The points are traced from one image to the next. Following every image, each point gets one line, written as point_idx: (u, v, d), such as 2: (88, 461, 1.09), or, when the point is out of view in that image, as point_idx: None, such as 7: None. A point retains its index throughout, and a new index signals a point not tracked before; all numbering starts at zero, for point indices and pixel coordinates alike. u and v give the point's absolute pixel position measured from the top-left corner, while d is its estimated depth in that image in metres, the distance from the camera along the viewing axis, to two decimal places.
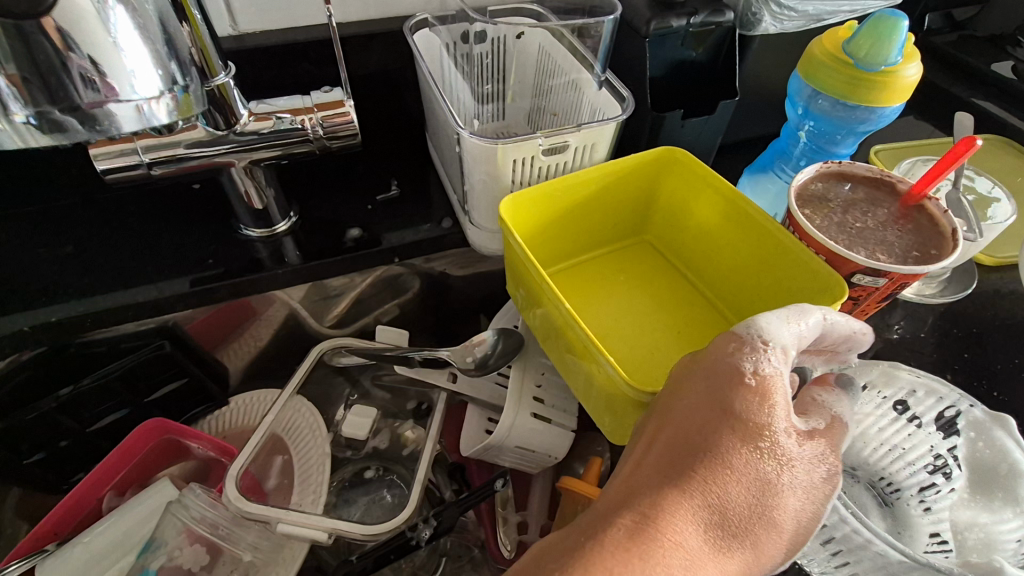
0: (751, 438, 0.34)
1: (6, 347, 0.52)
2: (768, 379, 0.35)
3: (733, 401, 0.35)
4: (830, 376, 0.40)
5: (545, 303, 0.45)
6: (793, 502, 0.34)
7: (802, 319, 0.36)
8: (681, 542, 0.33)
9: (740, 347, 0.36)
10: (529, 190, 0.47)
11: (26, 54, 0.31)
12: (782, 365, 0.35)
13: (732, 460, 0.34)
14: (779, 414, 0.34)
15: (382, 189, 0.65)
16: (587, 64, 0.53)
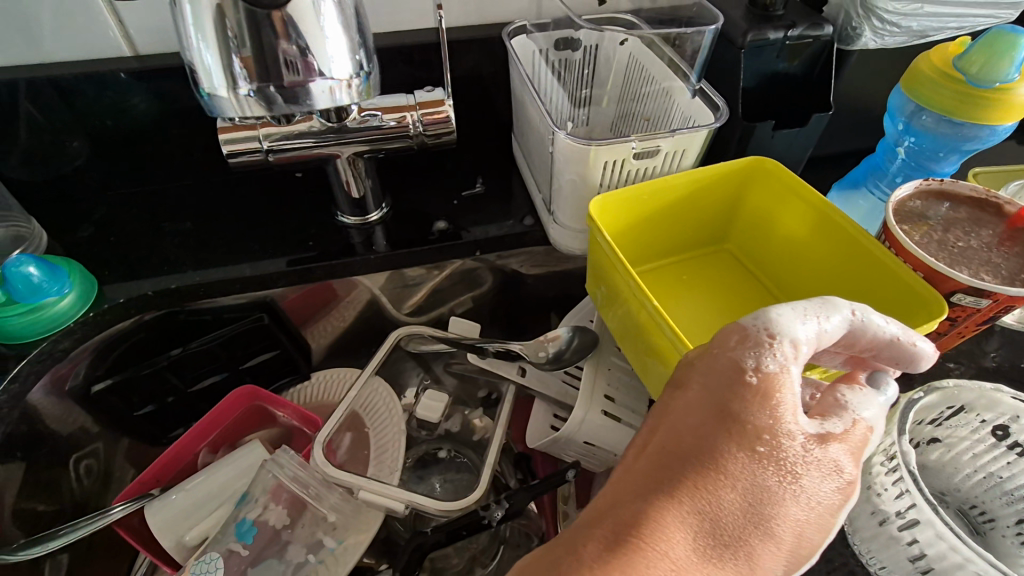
0: (749, 440, 0.33)
1: (132, 308, 0.58)
2: (774, 375, 0.34)
3: (731, 401, 0.34)
4: (861, 376, 0.38)
5: (629, 301, 0.46)
6: (795, 513, 0.33)
7: (825, 317, 0.35)
8: (667, 551, 0.31)
9: (743, 343, 0.35)
10: (619, 191, 0.49)
11: (256, 38, 0.36)
12: (789, 362, 0.34)
13: (727, 464, 0.33)
14: (781, 416, 0.33)
15: (467, 186, 0.68)
16: (681, 74, 0.54)
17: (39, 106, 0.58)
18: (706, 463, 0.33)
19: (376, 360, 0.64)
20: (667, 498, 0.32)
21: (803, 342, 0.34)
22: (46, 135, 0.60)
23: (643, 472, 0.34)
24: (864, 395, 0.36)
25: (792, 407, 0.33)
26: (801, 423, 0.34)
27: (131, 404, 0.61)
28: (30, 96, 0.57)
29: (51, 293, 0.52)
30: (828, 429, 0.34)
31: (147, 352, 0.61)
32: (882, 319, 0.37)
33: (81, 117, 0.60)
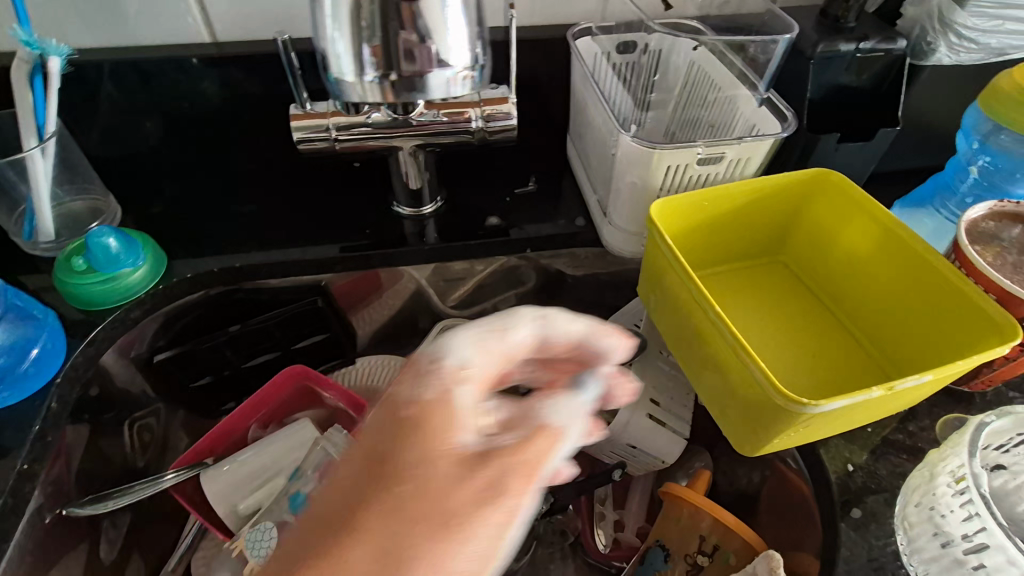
0: (388, 480, 0.32)
1: (198, 284, 0.60)
2: (430, 401, 0.33)
3: (392, 452, 0.33)
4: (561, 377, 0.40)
5: (687, 306, 0.46)
6: (469, 553, 0.31)
7: (503, 330, 0.37)
8: None
9: (417, 377, 0.35)
10: (679, 197, 0.49)
11: (387, 29, 0.38)
12: (446, 386, 0.34)
13: (365, 520, 0.31)
14: (436, 439, 0.32)
15: (521, 184, 0.69)
16: (749, 82, 0.54)
17: (119, 88, 0.61)
18: (392, 496, 0.31)
19: (425, 349, 0.66)
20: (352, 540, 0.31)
21: (470, 363, 0.35)
22: (123, 114, 0.63)
23: (313, 523, 0.32)
24: (566, 398, 0.35)
25: (441, 430, 0.33)
26: (494, 446, 0.33)
27: (190, 375, 0.64)
28: (112, 78, 0.60)
29: (126, 265, 0.55)
30: (497, 443, 0.34)
31: (208, 326, 0.64)
32: (570, 318, 0.40)
33: (157, 100, 0.63)
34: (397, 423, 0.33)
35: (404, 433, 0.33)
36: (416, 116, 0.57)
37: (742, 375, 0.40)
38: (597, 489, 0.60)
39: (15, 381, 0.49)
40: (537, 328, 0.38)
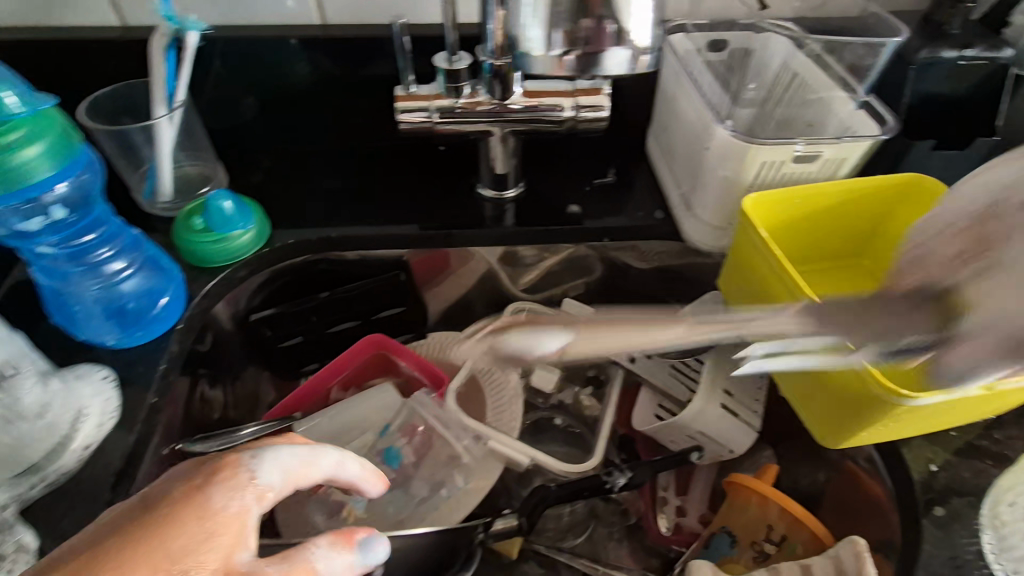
0: (152, 556, 0.32)
1: (298, 250, 0.65)
2: (232, 515, 0.35)
3: (175, 528, 0.33)
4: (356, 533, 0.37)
5: (782, 299, 0.47)
6: None
7: (313, 465, 0.39)
8: None
9: (228, 480, 0.36)
10: (771, 192, 0.51)
11: (579, 7, 0.41)
12: (247, 506, 0.35)
13: None
14: (207, 554, 0.33)
15: (600, 174, 0.70)
16: (848, 85, 0.54)
17: (228, 64, 0.65)
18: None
19: (474, 328, 0.70)
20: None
21: (268, 488, 0.36)
22: (231, 91, 0.68)
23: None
24: (343, 555, 0.36)
25: (228, 539, 0.34)
26: (258, 564, 0.34)
27: (280, 335, 0.68)
28: (223, 55, 0.65)
29: (239, 226, 0.60)
30: (263, 570, 0.34)
31: (299, 291, 0.69)
32: (356, 466, 0.42)
33: (260, 76, 0.67)
34: (153, 522, 0.34)
35: (173, 543, 0.33)
36: (512, 103, 0.59)
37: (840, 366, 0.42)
38: (660, 476, 0.62)
39: (145, 322, 0.51)
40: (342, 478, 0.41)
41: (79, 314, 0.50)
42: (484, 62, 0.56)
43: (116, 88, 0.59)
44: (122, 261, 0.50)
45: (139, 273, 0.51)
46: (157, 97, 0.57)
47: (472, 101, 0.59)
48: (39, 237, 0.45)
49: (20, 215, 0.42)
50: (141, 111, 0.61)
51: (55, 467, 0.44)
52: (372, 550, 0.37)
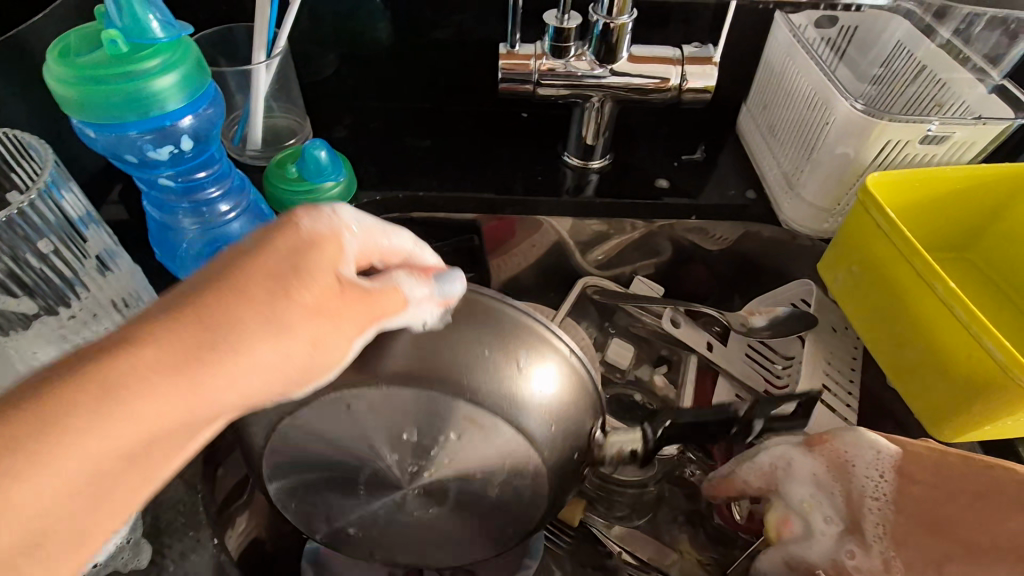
0: (255, 270, 0.30)
1: (382, 208, 0.64)
2: (322, 232, 0.32)
3: (266, 243, 0.31)
4: (435, 269, 0.36)
5: (906, 286, 0.45)
6: (251, 379, 0.29)
7: (389, 229, 0.35)
8: (118, 371, 0.25)
9: (306, 213, 0.32)
10: (895, 173, 0.49)
11: None
12: (336, 224, 0.32)
13: (230, 292, 0.29)
14: (311, 258, 0.31)
15: (689, 150, 0.68)
16: (975, 67, 0.50)
17: (312, 15, 0.63)
18: (240, 292, 0.29)
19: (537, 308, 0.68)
20: (174, 322, 0.27)
21: (347, 225, 0.33)
22: (312, 44, 0.66)
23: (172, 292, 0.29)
24: (419, 284, 0.34)
25: (326, 254, 0.31)
26: (358, 282, 0.32)
27: None
28: (310, 7, 0.63)
29: (331, 177, 0.58)
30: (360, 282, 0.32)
31: None
32: (411, 238, 0.37)
33: (341, 30, 0.64)
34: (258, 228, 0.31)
35: (268, 255, 0.30)
36: (614, 69, 0.57)
37: (970, 352, 0.41)
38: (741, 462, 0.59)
39: None
40: (412, 249, 0.36)
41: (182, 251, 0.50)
42: (595, 22, 0.54)
43: (221, 29, 0.58)
44: (229, 204, 0.50)
45: (243, 216, 0.51)
46: (259, 42, 0.54)
47: (578, 64, 0.57)
48: (160, 167, 0.45)
49: (151, 143, 0.42)
50: (240, 55, 0.60)
51: None
52: (451, 282, 0.35)
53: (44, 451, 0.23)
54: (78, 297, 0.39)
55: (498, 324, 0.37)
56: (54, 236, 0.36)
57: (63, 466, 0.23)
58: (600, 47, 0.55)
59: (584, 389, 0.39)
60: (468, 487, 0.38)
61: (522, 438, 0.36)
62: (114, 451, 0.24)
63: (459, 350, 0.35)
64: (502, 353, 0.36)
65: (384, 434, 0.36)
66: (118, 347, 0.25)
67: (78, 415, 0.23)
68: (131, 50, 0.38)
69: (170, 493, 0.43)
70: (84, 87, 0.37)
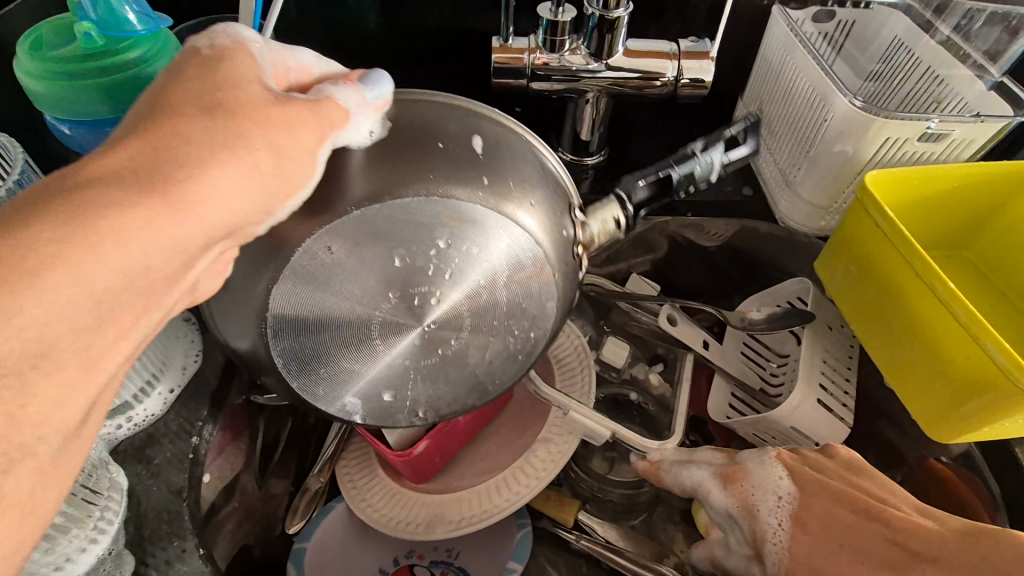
0: (194, 90, 0.27)
1: None
2: (230, 47, 0.29)
3: (184, 67, 0.28)
4: (357, 76, 0.32)
5: (905, 286, 0.45)
6: (228, 188, 0.26)
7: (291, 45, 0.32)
8: (92, 194, 0.23)
9: (203, 36, 0.30)
10: (893, 171, 0.48)
11: None
12: (244, 40, 0.30)
13: (176, 112, 0.26)
14: (233, 67, 0.28)
15: (684, 146, 0.66)
16: (973, 63, 0.50)
17: (299, 7, 0.61)
18: (181, 116, 0.26)
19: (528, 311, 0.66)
20: (128, 145, 0.25)
21: (242, 35, 0.30)
22: (301, 36, 0.63)
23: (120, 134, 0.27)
24: (350, 88, 0.31)
25: (246, 68, 0.29)
26: (289, 96, 0.29)
27: None
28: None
29: None
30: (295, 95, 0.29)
31: None
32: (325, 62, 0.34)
33: (330, 22, 0.62)
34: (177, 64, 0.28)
35: (190, 77, 0.28)
36: (610, 63, 0.55)
37: (972, 354, 0.40)
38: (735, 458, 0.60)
39: None
40: (321, 65, 0.33)
41: None
42: (590, 15, 0.53)
43: (202, 20, 0.56)
44: None
45: None
46: None
47: (572, 58, 0.55)
48: None
49: None
50: None
51: (143, 409, 0.43)
52: (380, 82, 0.32)
53: (25, 278, 0.21)
54: None
55: (454, 124, 0.34)
56: None
57: (51, 287, 0.22)
58: (594, 41, 0.54)
59: (545, 171, 0.36)
60: (484, 310, 0.34)
61: (529, 239, 0.34)
62: (107, 275, 0.23)
63: (423, 149, 0.33)
64: (457, 141, 0.34)
65: (374, 273, 0.32)
66: (83, 180, 0.24)
67: (66, 253, 0.22)
68: (105, 43, 0.36)
69: (154, 500, 0.41)
70: (56, 82, 0.35)
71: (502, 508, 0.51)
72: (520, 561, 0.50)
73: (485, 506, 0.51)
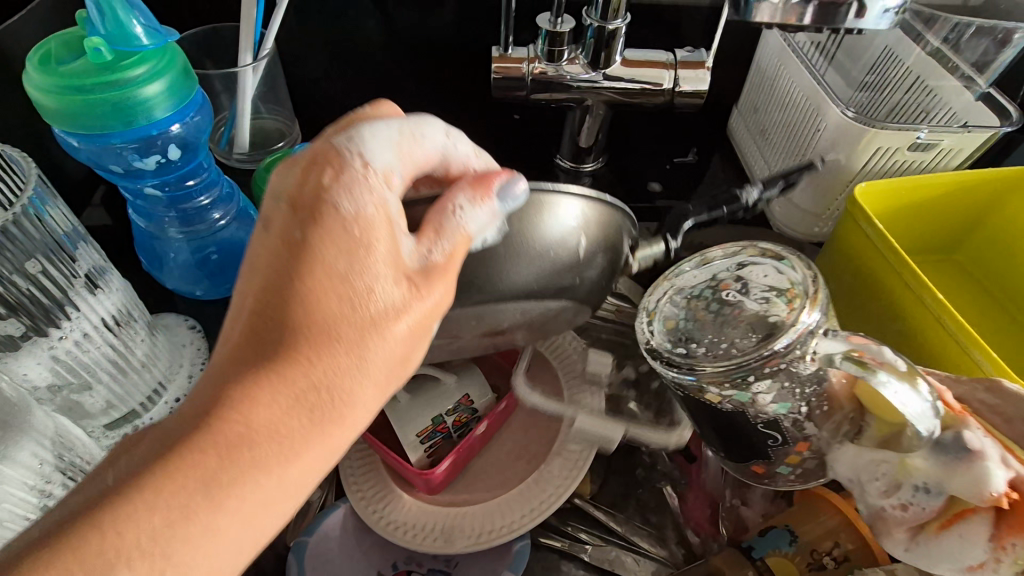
0: (333, 298, 0.27)
1: None
2: (370, 217, 0.28)
3: (312, 250, 0.27)
4: (497, 177, 0.30)
5: (895, 295, 0.46)
6: (365, 402, 0.28)
7: (418, 138, 0.30)
8: (259, 448, 0.25)
9: (332, 174, 0.28)
10: (881, 182, 0.49)
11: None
12: (381, 196, 0.28)
13: (326, 334, 0.27)
14: (370, 253, 0.28)
15: (681, 153, 0.67)
16: (963, 74, 0.51)
17: (299, 17, 0.61)
18: (329, 346, 0.27)
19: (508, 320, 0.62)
20: (284, 377, 0.26)
21: (377, 161, 0.29)
22: (304, 46, 0.64)
23: (247, 329, 0.27)
24: (481, 202, 0.29)
25: (381, 247, 0.28)
26: (426, 257, 0.29)
27: None
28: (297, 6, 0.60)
29: None
30: (429, 257, 0.29)
31: None
32: (468, 150, 0.33)
33: (333, 33, 0.62)
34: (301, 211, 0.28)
35: (325, 265, 0.27)
36: (609, 73, 0.56)
37: (958, 360, 0.42)
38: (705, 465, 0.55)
39: (232, 276, 0.50)
40: (448, 149, 0.32)
41: (170, 261, 0.49)
42: (588, 26, 0.53)
43: (204, 29, 0.56)
44: (216, 211, 0.50)
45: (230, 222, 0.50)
46: (245, 44, 0.53)
47: (571, 68, 0.56)
48: (145, 178, 0.44)
49: (136, 152, 0.41)
50: (225, 58, 0.59)
51: (149, 417, 0.43)
52: (513, 192, 0.30)
53: (210, 530, 0.24)
54: (68, 318, 0.38)
55: (553, 219, 0.32)
56: (40, 255, 0.35)
57: (229, 525, 0.24)
58: (594, 53, 0.55)
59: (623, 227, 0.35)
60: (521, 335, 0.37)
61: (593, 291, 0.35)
62: (277, 512, 0.26)
63: (531, 255, 0.31)
64: (555, 212, 0.32)
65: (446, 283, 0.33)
66: (252, 433, 0.25)
67: (233, 505, 0.24)
68: (115, 58, 0.37)
69: None
70: (67, 96, 0.35)
71: (521, 525, 0.50)
72: (515, 570, 0.49)
73: (498, 524, 0.51)
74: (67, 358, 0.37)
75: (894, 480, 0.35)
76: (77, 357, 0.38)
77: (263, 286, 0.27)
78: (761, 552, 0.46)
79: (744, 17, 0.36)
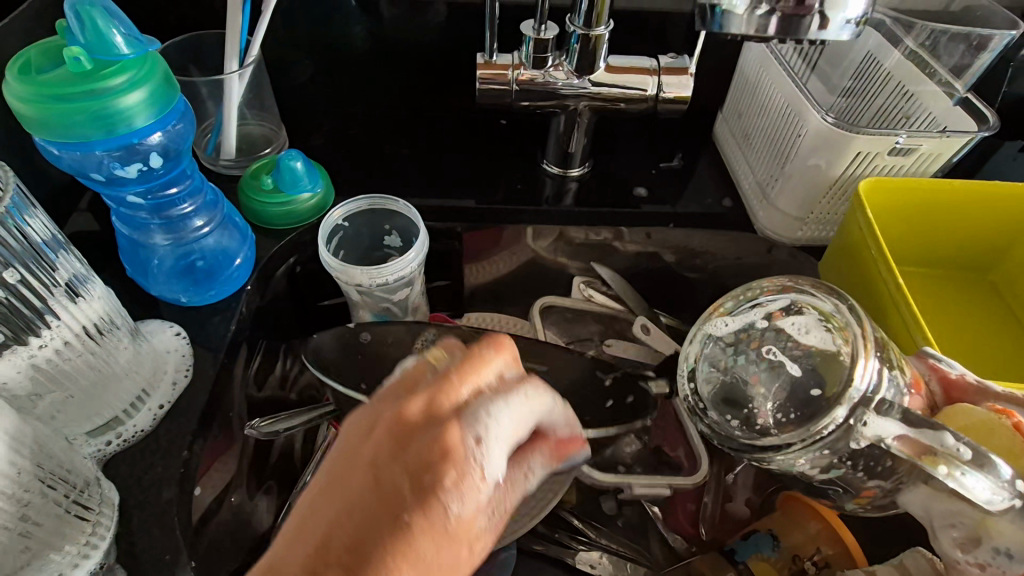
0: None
1: None
2: (476, 524, 0.26)
3: (409, 524, 0.25)
4: (570, 444, 0.32)
5: (880, 301, 0.48)
6: None
7: (532, 411, 0.29)
8: None
9: (456, 463, 0.26)
10: (869, 191, 0.50)
11: None
12: (482, 503, 0.26)
13: None
14: (458, 538, 0.25)
15: (667, 158, 0.67)
16: (942, 80, 0.51)
17: (285, 24, 0.61)
18: None
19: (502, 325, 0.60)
20: None
21: (495, 463, 0.27)
22: (291, 52, 0.64)
23: None
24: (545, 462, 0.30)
25: (461, 544, 0.25)
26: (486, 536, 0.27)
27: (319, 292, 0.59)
28: (284, 10, 0.60)
29: (306, 189, 0.55)
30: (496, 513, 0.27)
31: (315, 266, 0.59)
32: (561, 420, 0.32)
33: (318, 39, 0.63)
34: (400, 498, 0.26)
35: (413, 561, 0.24)
36: (593, 79, 0.57)
37: None
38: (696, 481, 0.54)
39: (216, 283, 0.50)
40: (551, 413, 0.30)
41: (154, 267, 0.50)
42: (572, 33, 0.54)
43: (191, 37, 0.57)
44: (201, 219, 0.50)
45: (215, 230, 0.50)
46: (231, 51, 0.53)
47: (556, 75, 0.56)
48: (128, 186, 0.44)
49: (118, 161, 0.41)
50: (211, 64, 0.59)
51: (132, 425, 0.44)
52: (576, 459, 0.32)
53: None
54: (48, 327, 0.38)
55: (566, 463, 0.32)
56: (20, 263, 0.35)
57: None
58: (578, 60, 0.55)
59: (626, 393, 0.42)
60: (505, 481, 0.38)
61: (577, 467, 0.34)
62: None
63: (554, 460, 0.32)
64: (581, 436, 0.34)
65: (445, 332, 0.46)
66: None
67: None
68: (94, 67, 0.37)
69: (145, 513, 0.41)
70: (47, 105, 0.35)
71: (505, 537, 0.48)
72: None
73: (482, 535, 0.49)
74: (47, 366, 0.38)
75: (972, 533, 0.34)
76: (58, 366, 0.38)
77: (334, 557, 0.24)
78: (744, 556, 0.47)
79: (711, 28, 0.36)
